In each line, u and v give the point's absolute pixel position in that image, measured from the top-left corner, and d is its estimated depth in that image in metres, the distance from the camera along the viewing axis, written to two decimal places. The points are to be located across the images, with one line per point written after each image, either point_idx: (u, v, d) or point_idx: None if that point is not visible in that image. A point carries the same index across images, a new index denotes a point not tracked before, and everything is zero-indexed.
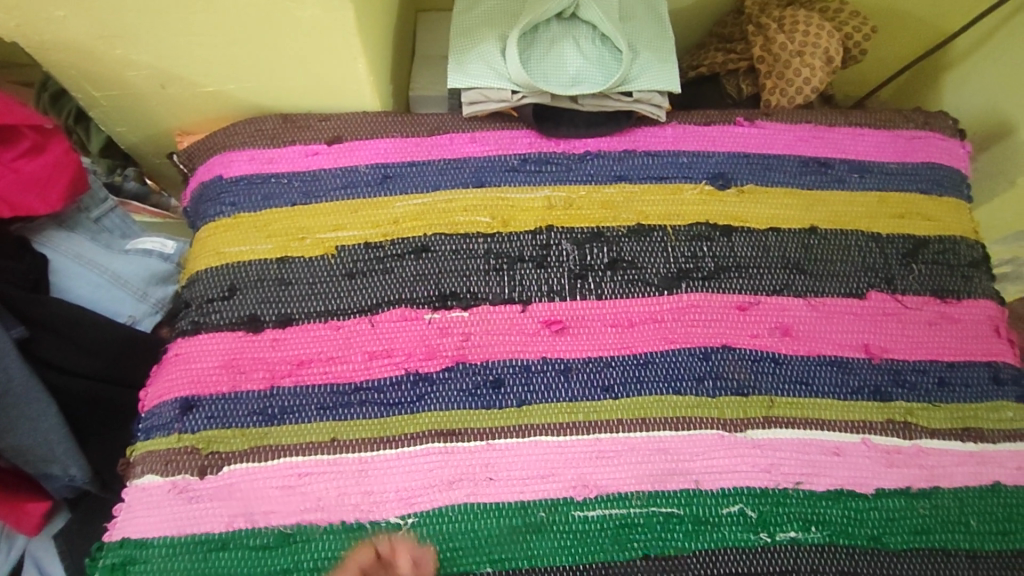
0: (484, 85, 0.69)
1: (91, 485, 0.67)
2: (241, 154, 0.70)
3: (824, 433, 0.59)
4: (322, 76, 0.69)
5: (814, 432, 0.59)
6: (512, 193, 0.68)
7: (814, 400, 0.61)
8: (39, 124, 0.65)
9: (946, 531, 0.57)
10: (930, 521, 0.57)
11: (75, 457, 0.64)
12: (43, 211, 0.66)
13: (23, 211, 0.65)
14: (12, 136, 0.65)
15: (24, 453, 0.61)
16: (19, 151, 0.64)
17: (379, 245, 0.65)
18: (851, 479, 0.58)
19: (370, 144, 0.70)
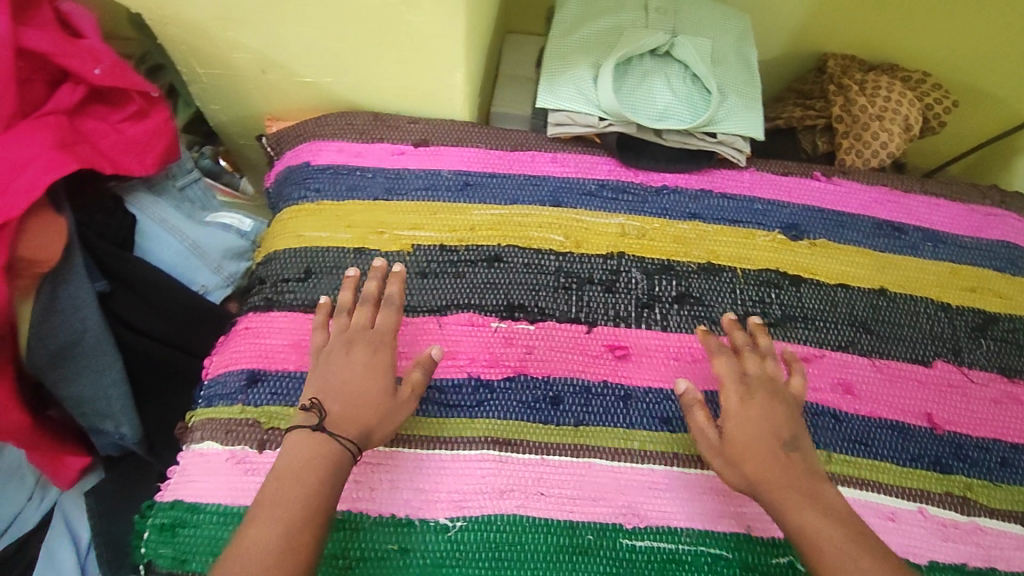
0: (573, 108, 0.69)
1: (139, 445, 0.69)
2: (330, 144, 0.72)
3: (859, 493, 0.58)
4: (416, 79, 0.71)
5: (850, 491, 0.58)
6: (587, 216, 0.69)
7: (846, 455, 0.60)
8: (147, 90, 0.68)
9: None
10: None
11: (129, 415, 0.66)
12: (140, 172, 0.68)
13: (123, 171, 0.68)
14: (124, 100, 0.68)
15: (81, 405, 0.65)
16: (125, 113, 0.67)
17: (453, 248, 0.66)
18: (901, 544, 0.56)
19: (454, 150, 0.71)
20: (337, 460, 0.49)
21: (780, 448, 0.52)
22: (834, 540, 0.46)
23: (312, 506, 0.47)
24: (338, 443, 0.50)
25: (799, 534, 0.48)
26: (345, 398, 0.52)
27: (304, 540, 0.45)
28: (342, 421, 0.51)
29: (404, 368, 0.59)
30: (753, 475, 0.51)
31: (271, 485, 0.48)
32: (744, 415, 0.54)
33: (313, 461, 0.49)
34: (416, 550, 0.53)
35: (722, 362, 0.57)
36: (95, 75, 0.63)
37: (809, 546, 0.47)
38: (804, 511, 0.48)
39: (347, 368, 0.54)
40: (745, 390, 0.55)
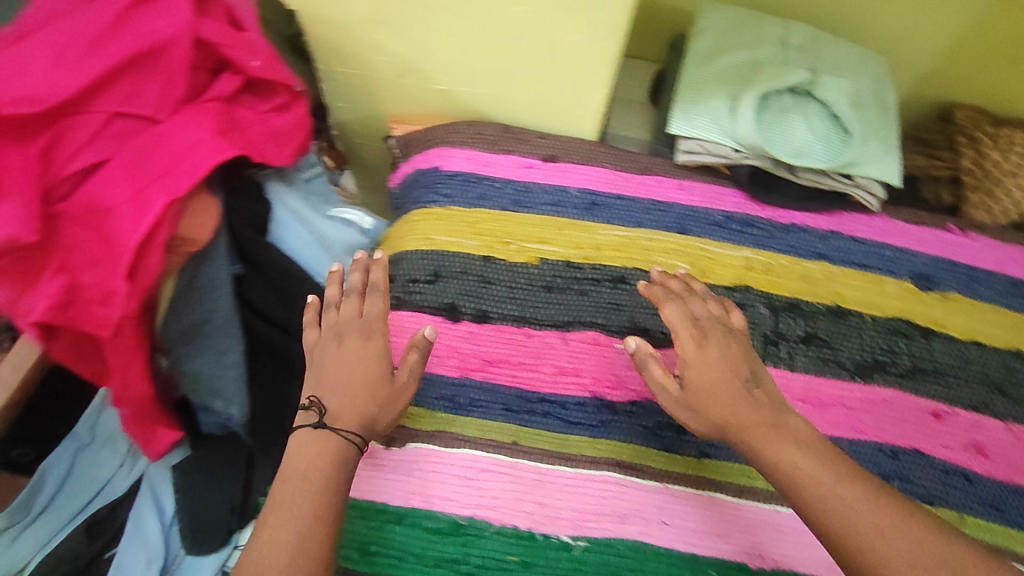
0: (706, 137, 0.68)
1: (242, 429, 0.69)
2: (460, 152, 0.72)
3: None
4: (550, 97, 0.69)
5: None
6: (713, 246, 0.68)
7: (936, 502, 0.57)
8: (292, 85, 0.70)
9: None
10: None
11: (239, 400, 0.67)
12: (279, 162, 0.69)
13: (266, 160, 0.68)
14: (269, 92, 0.70)
15: (197, 381, 0.66)
16: (270, 105, 0.69)
17: (579, 266, 0.66)
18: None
19: (583, 169, 0.72)
20: (342, 452, 0.49)
21: (752, 395, 0.50)
22: (823, 471, 0.44)
23: (322, 506, 0.46)
24: (338, 436, 0.50)
25: (780, 468, 0.45)
26: (341, 391, 0.52)
27: (317, 540, 0.44)
28: (344, 415, 0.51)
29: (529, 381, 0.61)
30: (726, 416, 0.49)
31: (279, 492, 0.47)
32: (703, 359, 0.51)
33: (320, 460, 0.48)
34: (538, 564, 0.53)
35: (672, 308, 0.54)
36: (253, 67, 0.65)
37: (793, 480, 0.45)
38: (780, 443, 0.46)
39: (343, 360, 0.54)
40: (696, 333, 0.53)
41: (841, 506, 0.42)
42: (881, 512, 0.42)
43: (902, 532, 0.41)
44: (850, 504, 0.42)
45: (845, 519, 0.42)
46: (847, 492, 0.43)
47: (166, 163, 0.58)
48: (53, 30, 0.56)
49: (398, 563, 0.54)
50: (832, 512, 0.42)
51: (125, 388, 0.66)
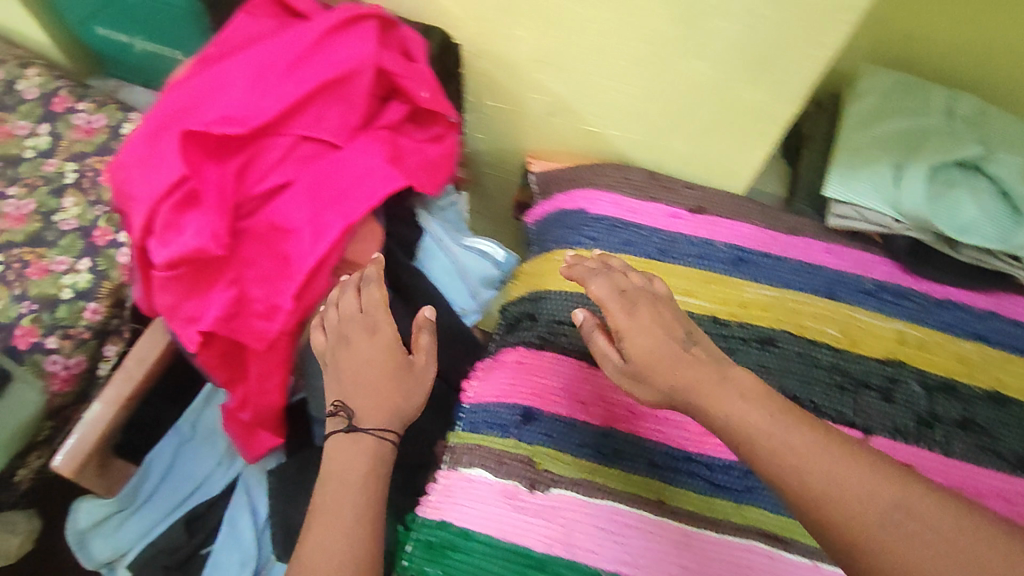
0: (864, 204, 0.67)
1: None
2: (606, 196, 0.72)
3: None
4: (709, 147, 0.68)
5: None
6: (864, 316, 0.67)
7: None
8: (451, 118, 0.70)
9: None
10: None
11: None
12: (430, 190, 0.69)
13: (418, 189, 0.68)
14: (426, 121, 0.71)
15: None
16: (427, 134, 0.69)
17: (725, 323, 0.66)
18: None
19: (730, 224, 0.71)
20: (378, 449, 0.53)
21: (667, 348, 0.47)
22: (758, 423, 0.42)
23: (361, 511, 0.50)
24: (374, 437, 0.53)
25: (734, 429, 0.43)
26: (361, 390, 0.55)
27: (360, 535, 0.49)
28: (369, 414, 0.54)
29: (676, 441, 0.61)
30: (670, 388, 0.46)
31: (323, 496, 0.51)
32: (637, 325, 0.49)
33: (373, 461, 0.53)
34: None
35: (597, 283, 0.51)
36: (422, 98, 0.65)
37: (741, 436, 0.42)
38: (725, 400, 0.43)
39: (354, 358, 0.56)
40: (626, 300, 0.50)
41: (795, 465, 0.40)
42: (851, 475, 0.39)
43: (907, 510, 0.38)
44: (805, 460, 0.40)
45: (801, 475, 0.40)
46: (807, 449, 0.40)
47: (342, 189, 0.59)
48: (250, 54, 0.60)
49: None
50: (791, 469, 0.40)
51: (263, 396, 0.71)
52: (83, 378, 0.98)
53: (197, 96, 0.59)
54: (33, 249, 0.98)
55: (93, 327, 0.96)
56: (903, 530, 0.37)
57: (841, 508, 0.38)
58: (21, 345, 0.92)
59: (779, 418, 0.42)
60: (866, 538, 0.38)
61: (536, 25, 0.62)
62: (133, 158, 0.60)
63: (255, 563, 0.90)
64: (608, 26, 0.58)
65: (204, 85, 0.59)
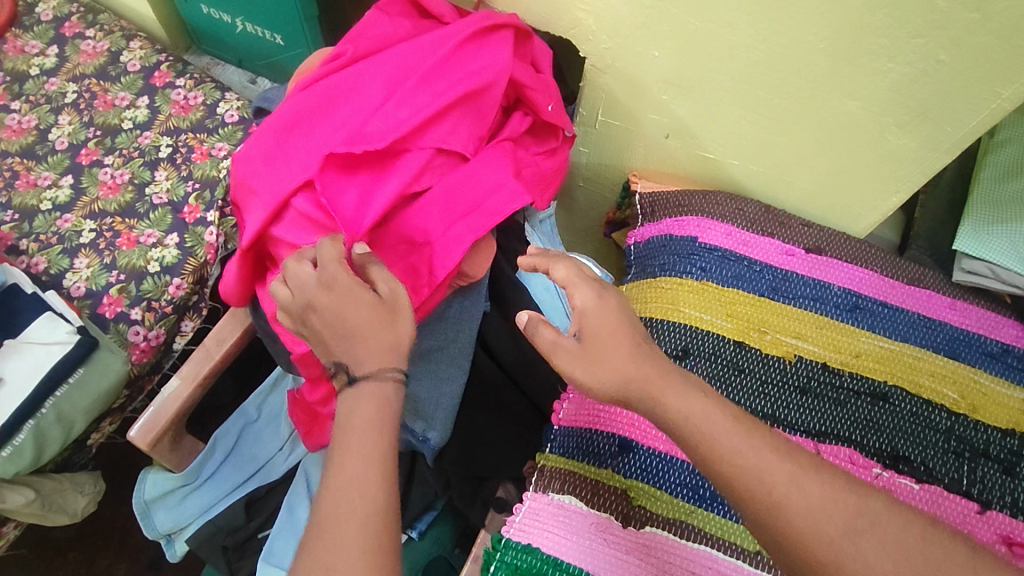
0: (1000, 262, 0.64)
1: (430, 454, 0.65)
2: (719, 226, 0.71)
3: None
4: (832, 184, 0.67)
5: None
6: (986, 379, 0.63)
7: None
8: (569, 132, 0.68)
9: None
10: None
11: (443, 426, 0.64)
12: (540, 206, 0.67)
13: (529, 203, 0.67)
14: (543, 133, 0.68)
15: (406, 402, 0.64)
16: (545, 147, 0.67)
17: (837, 372, 0.63)
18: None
19: (847, 268, 0.68)
20: (386, 392, 0.47)
21: (627, 331, 0.48)
22: (720, 423, 0.43)
23: (376, 459, 0.44)
24: (373, 382, 0.47)
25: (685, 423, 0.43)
26: (347, 342, 0.48)
27: (374, 485, 0.43)
28: (367, 362, 0.47)
29: None
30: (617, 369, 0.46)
31: (334, 446, 0.45)
32: (602, 305, 0.49)
33: (378, 407, 0.46)
34: None
35: (562, 265, 0.51)
36: (547, 111, 0.64)
37: (697, 431, 0.43)
38: (684, 397, 0.44)
39: (331, 319, 0.49)
40: (597, 284, 0.50)
41: (754, 466, 0.41)
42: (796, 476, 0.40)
43: (858, 515, 0.39)
44: (766, 463, 0.41)
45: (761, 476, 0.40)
46: (770, 460, 0.41)
47: (474, 200, 0.58)
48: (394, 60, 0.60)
49: None
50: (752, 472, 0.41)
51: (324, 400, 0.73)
52: (159, 350, 0.98)
53: (332, 100, 0.59)
54: (125, 220, 1.00)
55: (175, 303, 0.97)
56: (861, 530, 0.38)
57: (797, 512, 0.39)
58: (108, 313, 0.94)
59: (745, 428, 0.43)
60: (833, 550, 0.38)
61: (676, 47, 0.62)
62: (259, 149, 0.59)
63: None
64: (757, 55, 0.59)
65: (346, 89, 0.59)
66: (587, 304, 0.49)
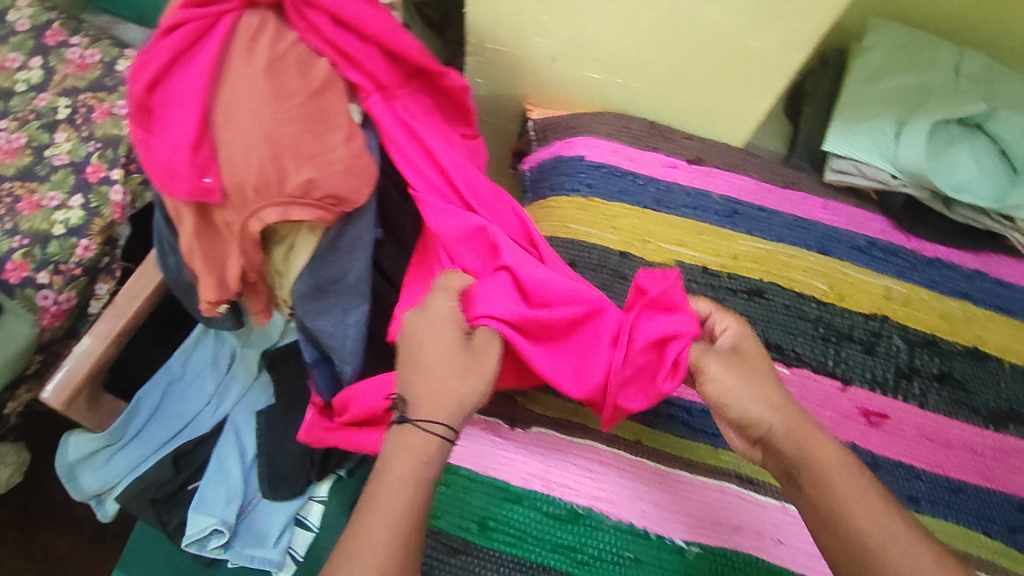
0: (863, 160, 0.68)
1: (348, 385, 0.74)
2: (605, 144, 0.72)
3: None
4: (710, 95, 0.69)
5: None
6: (854, 271, 0.67)
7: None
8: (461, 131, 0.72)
9: None
10: None
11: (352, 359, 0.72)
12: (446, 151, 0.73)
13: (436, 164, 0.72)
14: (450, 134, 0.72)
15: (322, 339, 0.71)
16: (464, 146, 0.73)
17: (716, 273, 0.66)
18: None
19: (727, 176, 0.71)
20: (428, 447, 0.47)
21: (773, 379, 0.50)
22: (849, 483, 0.44)
23: (403, 518, 0.44)
24: (423, 431, 0.47)
25: (821, 463, 0.45)
26: (423, 376, 0.48)
27: (395, 536, 0.43)
28: (428, 404, 0.48)
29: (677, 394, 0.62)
30: (767, 413, 0.48)
31: (374, 485, 0.45)
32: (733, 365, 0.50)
33: (419, 456, 0.46)
34: (655, 566, 0.53)
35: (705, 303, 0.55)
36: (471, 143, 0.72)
37: (843, 507, 0.43)
38: (827, 445, 0.46)
39: (422, 342, 0.49)
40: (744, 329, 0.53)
41: (871, 523, 0.42)
42: (866, 497, 0.44)
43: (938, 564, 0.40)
44: (887, 534, 0.42)
45: (858, 527, 0.42)
46: (888, 529, 0.42)
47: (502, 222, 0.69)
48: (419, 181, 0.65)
49: (517, 544, 0.54)
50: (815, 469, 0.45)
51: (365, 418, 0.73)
52: (72, 314, 0.97)
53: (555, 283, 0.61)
54: (24, 185, 0.97)
55: (84, 264, 0.95)
56: None
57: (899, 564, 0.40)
58: (12, 278, 0.91)
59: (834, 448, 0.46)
60: None
61: None
62: (179, 144, 0.56)
63: (241, 499, 0.90)
64: None
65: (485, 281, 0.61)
66: (753, 378, 0.49)
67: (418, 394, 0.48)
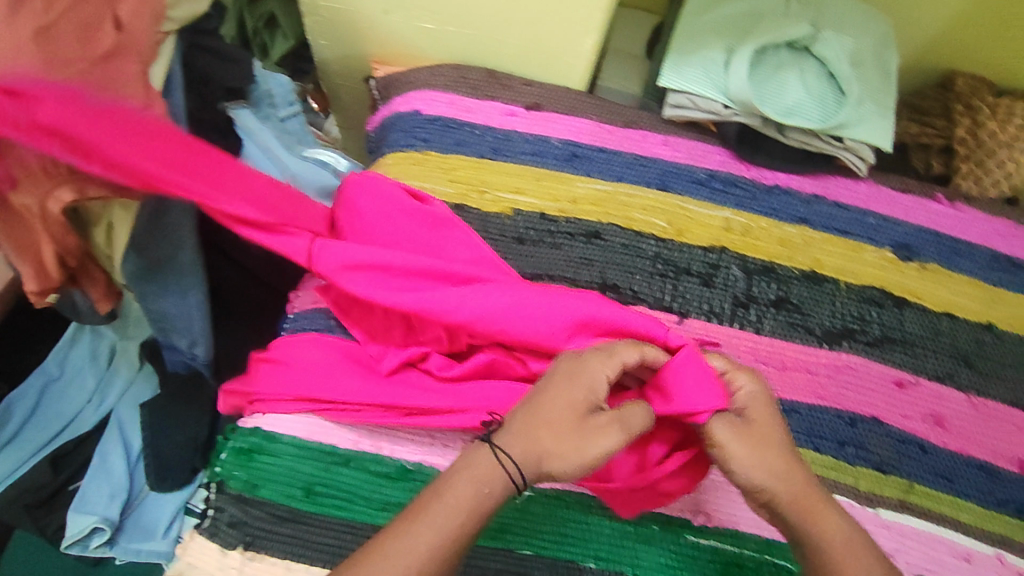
0: (696, 93, 0.67)
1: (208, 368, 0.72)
2: (442, 96, 0.70)
3: (853, 501, 0.57)
4: (540, 36, 0.67)
5: (881, 511, 0.57)
6: (693, 205, 0.67)
7: (883, 472, 0.59)
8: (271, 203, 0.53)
9: None
10: None
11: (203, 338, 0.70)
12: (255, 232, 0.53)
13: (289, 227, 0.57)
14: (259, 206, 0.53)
15: (164, 320, 0.68)
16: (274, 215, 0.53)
17: (553, 218, 0.65)
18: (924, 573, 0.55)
19: (566, 119, 0.69)
20: (483, 485, 0.42)
21: (786, 450, 0.47)
22: (843, 551, 0.44)
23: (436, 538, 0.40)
24: (485, 448, 0.43)
25: (834, 545, 0.45)
26: (545, 429, 0.43)
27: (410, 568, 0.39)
28: (521, 437, 0.43)
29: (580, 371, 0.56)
30: (771, 481, 0.46)
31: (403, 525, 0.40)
32: (750, 439, 0.46)
33: (475, 479, 0.42)
34: None
35: (744, 377, 0.49)
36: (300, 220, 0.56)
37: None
38: (831, 520, 0.45)
39: (560, 403, 0.44)
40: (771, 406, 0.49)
41: None
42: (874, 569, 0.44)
43: None
44: None
45: None
46: None
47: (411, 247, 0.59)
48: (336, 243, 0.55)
49: (344, 506, 0.53)
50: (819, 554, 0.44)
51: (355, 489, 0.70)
52: None
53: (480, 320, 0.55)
54: None
55: None
56: None
57: None
58: None
59: (836, 523, 0.45)
60: None
61: None
62: None
63: (125, 496, 0.82)
64: None
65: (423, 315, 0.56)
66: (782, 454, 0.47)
67: (516, 437, 0.43)
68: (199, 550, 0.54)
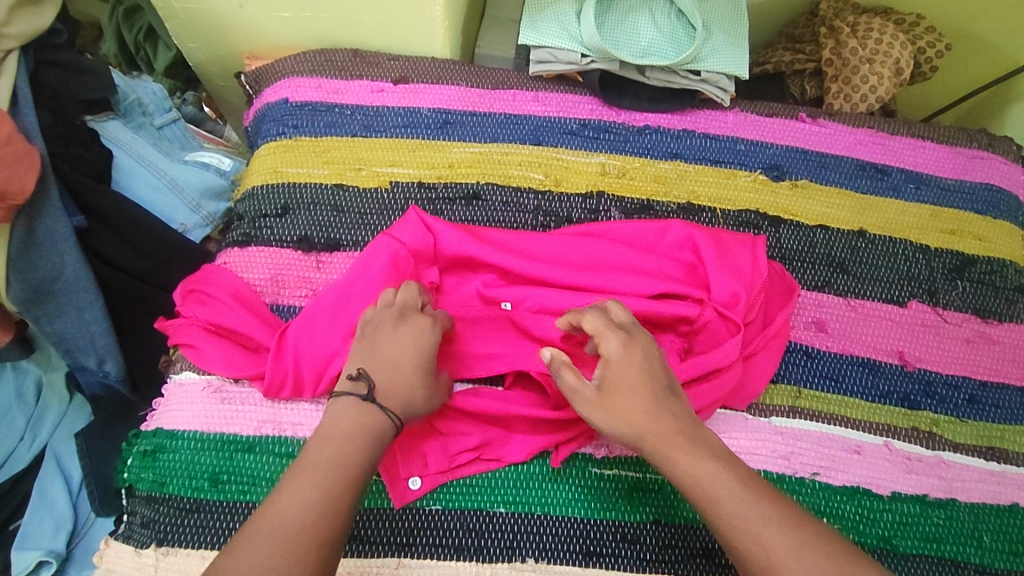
0: (556, 45, 0.68)
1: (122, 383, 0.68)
2: (309, 82, 0.70)
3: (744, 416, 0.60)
4: (393, 10, 0.68)
5: (774, 419, 0.60)
6: (568, 153, 0.68)
7: (772, 381, 0.61)
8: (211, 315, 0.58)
9: (978, 526, 0.58)
10: (1004, 521, 0.59)
11: (113, 353, 0.66)
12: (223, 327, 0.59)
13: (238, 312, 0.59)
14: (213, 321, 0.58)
15: (65, 341, 0.64)
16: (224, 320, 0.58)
17: (431, 185, 0.66)
18: (819, 467, 0.59)
19: (434, 89, 0.70)
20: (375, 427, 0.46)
21: (644, 381, 0.48)
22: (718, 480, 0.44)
23: (342, 490, 0.43)
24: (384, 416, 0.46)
25: (692, 483, 0.44)
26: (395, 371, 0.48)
27: (332, 527, 0.41)
28: (391, 390, 0.47)
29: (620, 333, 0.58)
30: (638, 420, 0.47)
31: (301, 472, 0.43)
32: (624, 385, 0.48)
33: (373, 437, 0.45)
34: None
35: (591, 316, 0.50)
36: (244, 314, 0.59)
37: (705, 495, 0.44)
38: (696, 458, 0.45)
39: (396, 340, 0.49)
40: (625, 333, 0.49)
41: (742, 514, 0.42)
42: (731, 489, 0.43)
43: (791, 540, 0.41)
44: (742, 520, 0.42)
45: (729, 518, 0.42)
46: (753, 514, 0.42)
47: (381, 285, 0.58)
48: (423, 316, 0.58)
49: (250, 490, 0.54)
50: (689, 491, 0.45)
51: None
52: None
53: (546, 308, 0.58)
54: None
55: None
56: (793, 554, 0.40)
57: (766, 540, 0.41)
58: None
59: (717, 466, 0.45)
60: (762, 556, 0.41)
61: None
62: None
63: (71, 527, 0.74)
64: None
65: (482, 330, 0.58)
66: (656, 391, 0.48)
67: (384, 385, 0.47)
68: (115, 553, 0.53)
